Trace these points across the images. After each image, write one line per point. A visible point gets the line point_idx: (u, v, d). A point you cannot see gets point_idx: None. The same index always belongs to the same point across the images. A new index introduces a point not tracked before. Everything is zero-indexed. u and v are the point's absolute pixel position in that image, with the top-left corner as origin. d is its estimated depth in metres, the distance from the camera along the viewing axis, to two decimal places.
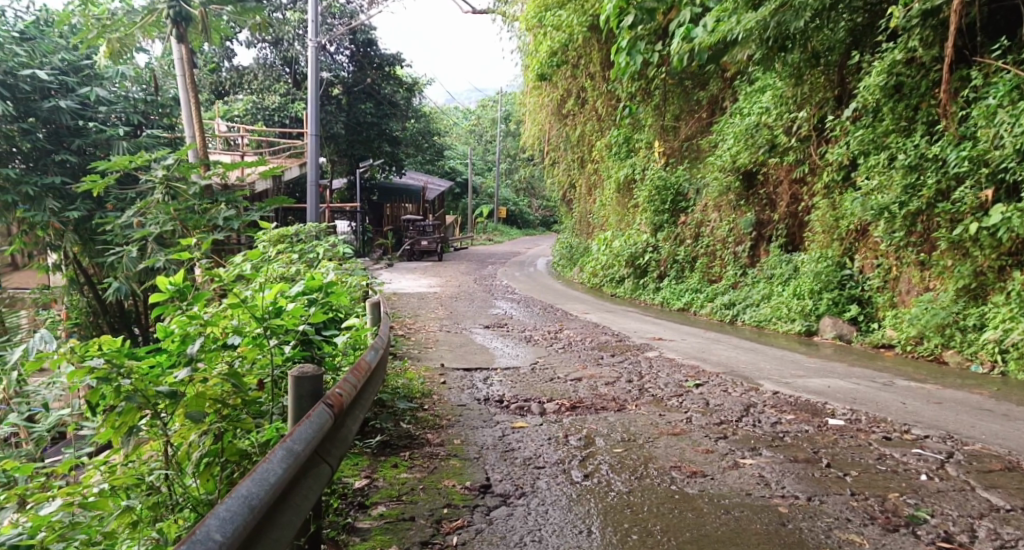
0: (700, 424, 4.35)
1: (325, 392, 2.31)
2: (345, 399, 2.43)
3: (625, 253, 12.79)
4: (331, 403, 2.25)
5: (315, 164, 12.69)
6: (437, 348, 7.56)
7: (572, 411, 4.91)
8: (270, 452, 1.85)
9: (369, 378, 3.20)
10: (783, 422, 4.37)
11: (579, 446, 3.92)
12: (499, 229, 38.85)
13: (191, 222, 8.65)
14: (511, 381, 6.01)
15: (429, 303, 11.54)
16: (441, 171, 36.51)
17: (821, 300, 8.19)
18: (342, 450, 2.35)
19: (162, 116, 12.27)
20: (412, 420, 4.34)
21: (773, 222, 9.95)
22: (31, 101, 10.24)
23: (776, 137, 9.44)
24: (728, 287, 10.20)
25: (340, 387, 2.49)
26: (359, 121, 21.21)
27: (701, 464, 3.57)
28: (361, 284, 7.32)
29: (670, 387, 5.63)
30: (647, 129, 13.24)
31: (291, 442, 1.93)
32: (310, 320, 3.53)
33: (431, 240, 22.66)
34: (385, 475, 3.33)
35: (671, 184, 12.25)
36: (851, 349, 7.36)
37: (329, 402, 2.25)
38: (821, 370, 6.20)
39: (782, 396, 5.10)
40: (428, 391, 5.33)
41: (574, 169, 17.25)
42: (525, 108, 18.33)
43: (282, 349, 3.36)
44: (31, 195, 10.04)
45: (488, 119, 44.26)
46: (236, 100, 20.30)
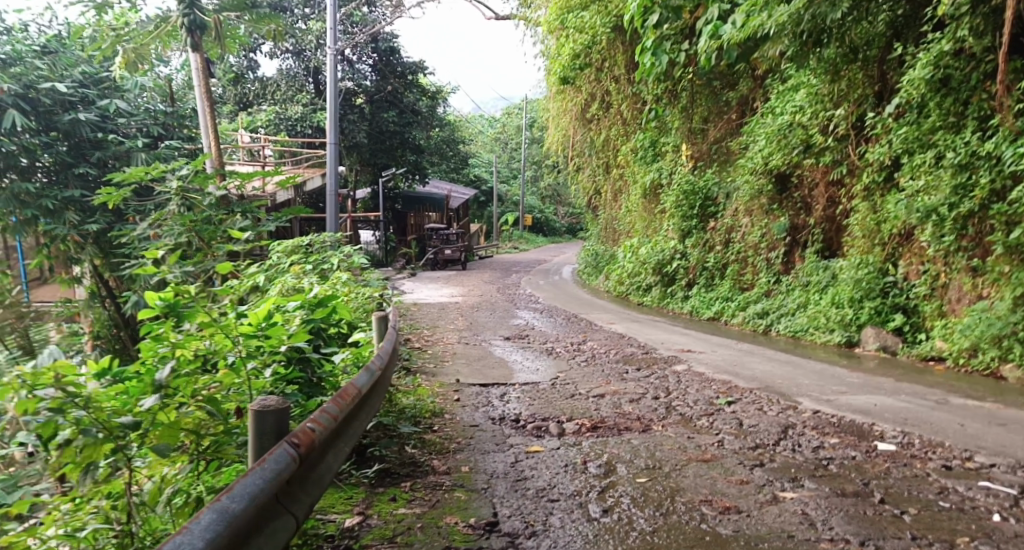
0: (733, 449, 3.94)
1: (292, 426, 1.94)
2: (320, 433, 2.06)
3: (652, 260, 12.38)
4: (298, 441, 1.88)
5: (334, 173, 12.46)
6: (454, 361, 7.23)
7: (593, 432, 4.53)
8: (198, 515, 1.48)
9: (361, 403, 2.83)
10: (826, 447, 3.94)
11: (599, 475, 3.54)
12: (525, 235, 38.55)
13: (207, 234, 8.38)
14: (529, 398, 5.65)
15: (450, 313, 11.23)
16: (465, 179, 36.37)
17: (862, 309, 7.71)
18: (313, 496, 1.97)
19: (183, 127, 12.16)
20: (417, 443, 4.01)
21: (808, 226, 9.49)
22: (53, 114, 10.21)
23: (811, 137, 8.95)
24: (761, 295, 9.74)
25: (317, 419, 2.12)
26: (382, 129, 21.09)
27: (734, 499, 3.17)
28: (374, 296, 7.02)
29: (700, 405, 5.21)
30: (674, 131, 12.83)
31: (231, 500, 1.55)
32: (295, 341, 3.19)
33: (455, 249, 22.42)
34: (380, 511, 2.99)
35: (699, 188, 11.82)
36: (896, 362, 6.87)
37: (295, 439, 1.88)
38: (864, 385, 5.73)
39: (824, 416, 4.66)
40: (439, 410, 5.00)
41: (599, 175, 16.86)
42: (548, 114, 18.00)
43: (262, 373, 3.02)
44: (52, 208, 9.98)
45: (514, 127, 44.17)
46: (261, 111, 20.32)
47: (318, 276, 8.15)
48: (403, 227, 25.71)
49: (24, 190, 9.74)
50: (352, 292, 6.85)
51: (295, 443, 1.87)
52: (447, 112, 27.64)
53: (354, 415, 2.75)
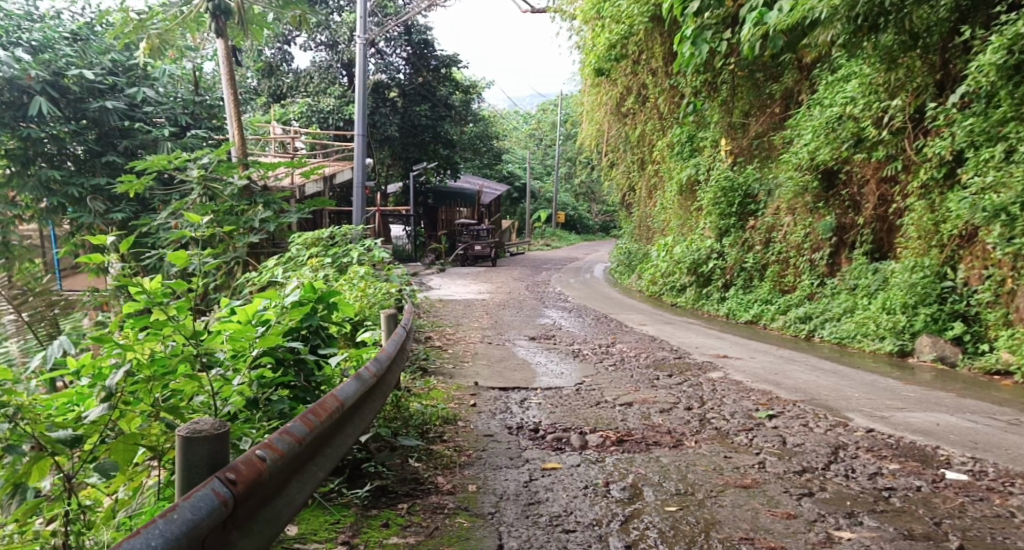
0: (777, 473, 3.47)
1: (231, 458, 1.57)
2: (272, 463, 1.68)
3: (686, 260, 11.87)
4: (235, 478, 1.51)
5: (362, 165, 12.07)
6: (474, 362, 6.84)
7: (619, 446, 4.11)
8: None
9: (342, 418, 2.46)
10: (885, 474, 3.45)
11: (622, 500, 3.12)
12: (558, 233, 37.99)
13: (228, 225, 8.17)
14: (550, 404, 5.24)
15: (475, 311, 10.85)
16: (498, 175, 35.97)
17: (916, 316, 7.14)
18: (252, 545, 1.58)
19: (212, 117, 11.98)
20: (422, 457, 3.62)
21: (856, 226, 8.90)
22: (81, 102, 10.07)
23: (863, 130, 8.35)
24: (803, 299, 9.18)
25: (272, 445, 1.74)
26: (413, 123, 20.81)
27: (781, 537, 2.71)
28: (393, 292, 6.66)
29: (737, 419, 4.74)
30: (713, 126, 12.27)
31: None
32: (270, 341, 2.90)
33: (485, 245, 21.99)
34: (367, 540, 2.61)
35: (738, 185, 11.29)
36: (954, 374, 6.30)
37: (230, 475, 1.50)
38: (922, 400, 5.18)
39: (880, 436, 4.16)
40: (451, 417, 4.62)
41: (634, 172, 16.35)
42: (582, 108, 17.46)
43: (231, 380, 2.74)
44: (78, 196, 9.83)
45: (548, 122, 43.74)
46: (293, 104, 20.20)
47: (336, 271, 7.84)
48: (434, 222, 25.38)
49: (51, 177, 9.63)
50: (370, 287, 6.53)
51: (229, 479, 1.49)
52: (481, 106, 27.29)
53: (334, 433, 2.38)
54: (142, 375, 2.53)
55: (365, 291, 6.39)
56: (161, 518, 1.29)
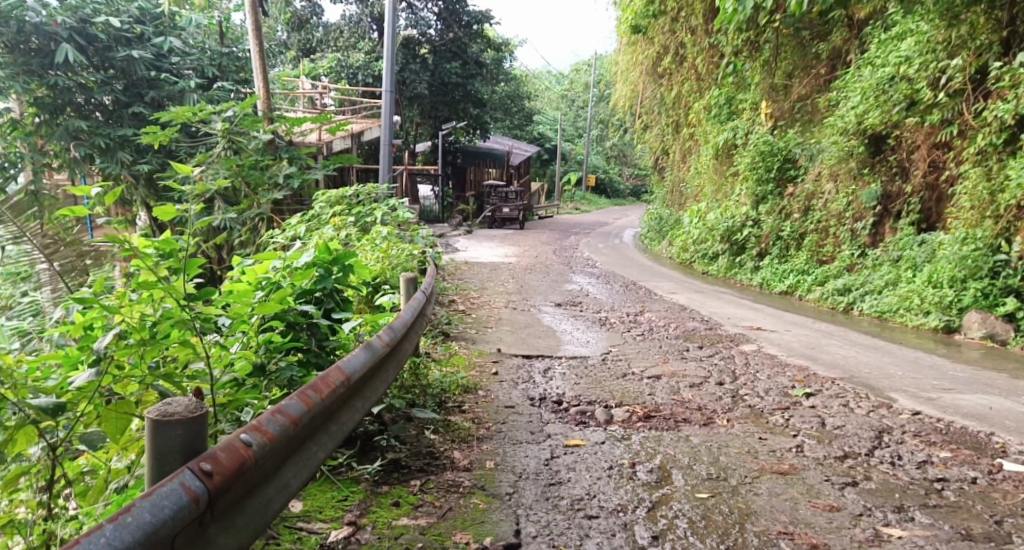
0: (815, 458, 3.24)
1: (209, 446, 1.38)
2: (259, 450, 1.49)
3: (720, 227, 11.51)
4: (212, 469, 1.32)
5: (388, 123, 11.76)
6: (498, 328, 6.66)
7: (645, 423, 3.90)
8: None
9: (349, 392, 2.28)
10: (936, 463, 3.19)
11: (649, 484, 2.92)
12: (588, 197, 37.43)
13: (252, 180, 8.00)
14: (575, 375, 5.05)
15: (501, 275, 10.64)
16: (528, 137, 35.43)
17: (965, 290, 6.80)
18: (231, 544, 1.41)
19: (240, 70, 11.77)
20: (439, 429, 3.45)
21: (903, 194, 8.47)
22: (108, 51, 9.89)
23: (917, 92, 7.84)
24: (842, 270, 8.81)
25: (261, 428, 1.55)
26: (444, 81, 20.40)
27: (824, 534, 2.49)
28: (416, 254, 6.46)
29: (772, 396, 4.49)
30: (753, 88, 11.76)
31: None
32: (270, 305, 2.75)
33: (514, 208, 21.66)
34: (376, 520, 2.44)
35: (778, 149, 10.84)
36: (1005, 353, 5.95)
37: (206, 466, 1.32)
38: (972, 381, 4.88)
39: (927, 420, 3.88)
40: (472, 385, 4.45)
41: (668, 135, 15.89)
42: (617, 67, 16.89)
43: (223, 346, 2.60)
44: (106, 147, 9.66)
45: (581, 84, 42.89)
46: (323, 58, 19.90)
47: (359, 230, 7.65)
48: (462, 183, 25.05)
49: (79, 127, 9.46)
50: (393, 249, 6.33)
51: (205, 471, 1.31)
52: (512, 65, 26.69)
53: (339, 409, 2.20)
54: (133, 339, 2.43)
55: (387, 253, 6.20)
56: (110, 522, 1.09)
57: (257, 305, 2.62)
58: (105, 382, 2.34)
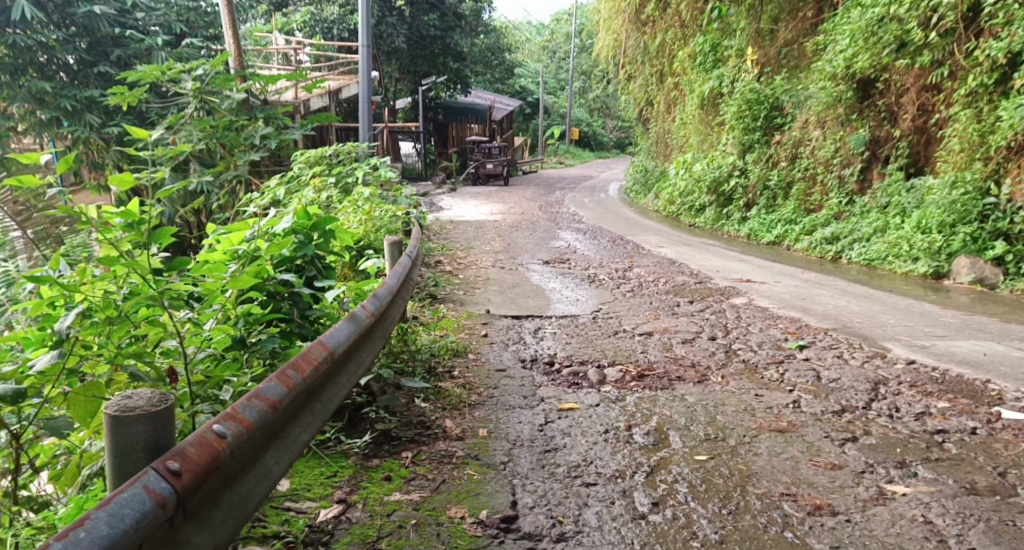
0: (813, 414, 3.18)
1: (176, 439, 1.25)
2: (235, 440, 1.36)
3: (707, 178, 11.39)
4: (179, 468, 1.19)
5: (365, 79, 11.40)
6: (485, 288, 6.55)
7: (639, 382, 3.84)
8: None
9: (333, 367, 2.13)
10: (935, 414, 3.14)
11: (646, 447, 2.85)
12: (571, 150, 37.05)
13: (227, 141, 7.72)
14: (566, 334, 4.97)
15: (486, 233, 10.49)
16: (510, 90, 34.81)
17: (955, 235, 6.75)
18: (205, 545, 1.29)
19: (209, 26, 11.31)
20: (430, 397, 3.36)
21: (892, 139, 8.36)
22: (67, 7, 9.42)
23: (907, 32, 7.66)
24: (830, 218, 8.75)
25: (236, 417, 1.40)
26: (422, 34, 19.84)
27: (827, 494, 2.43)
28: (399, 215, 6.29)
29: (766, 350, 4.44)
30: (739, 33, 11.50)
31: None
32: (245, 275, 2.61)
33: (497, 163, 21.35)
34: (367, 497, 2.36)
35: (765, 96, 10.65)
36: (995, 297, 5.93)
37: (173, 465, 1.19)
38: (964, 327, 4.85)
39: (922, 369, 3.84)
40: (461, 349, 4.35)
41: (653, 85, 15.61)
42: (599, 16, 16.47)
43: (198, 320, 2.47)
44: (72, 110, 9.28)
45: (562, 34, 42.06)
46: (295, 13, 19.26)
47: (340, 192, 7.44)
48: (444, 139, 24.62)
49: (42, 89, 9.06)
50: (375, 210, 6.14)
51: (172, 471, 1.18)
52: (491, 17, 26.00)
53: (321, 386, 2.06)
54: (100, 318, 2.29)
55: (370, 214, 6.02)
56: (59, 540, 0.97)
57: (227, 276, 2.49)
58: (72, 363, 2.21)
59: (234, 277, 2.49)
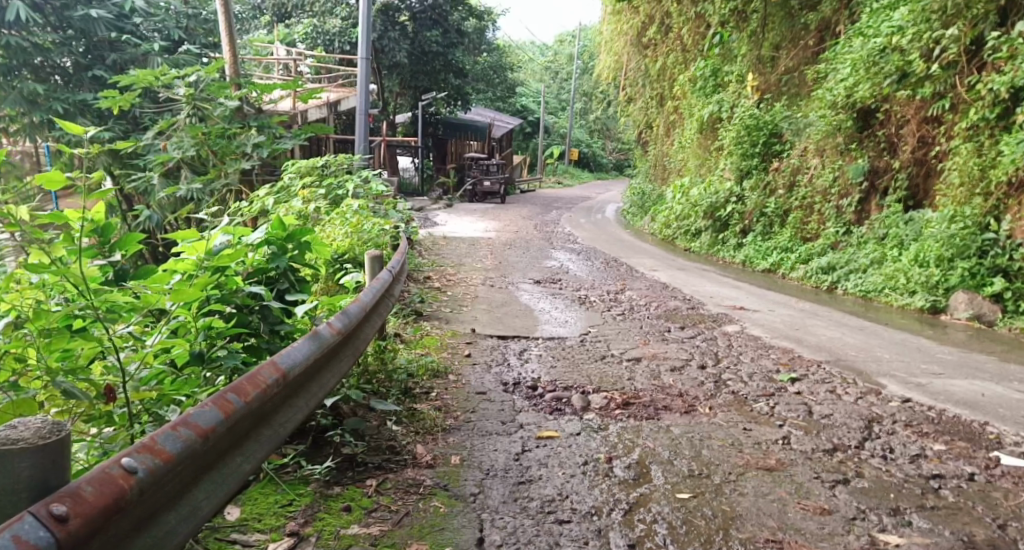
0: (803, 452, 3.03)
1: (72, 477, 1.11)
2: (149, 476, 1.22)
3: (703, 203, 11.30)
4: (67, 511, 1.05)
5: (363, 91, 11.31)
6: (473, 306, 6.41)
7: (624, 411, 3.69)
8: None
9: (287, 389, 1.98)
10: (930, 457, 3.00)
11: (627, 483, 2.70)
12: (571, 170, 37.08)
13: (218, 148, 7.58)
14: (552, 357, 4.82)
15: (479, 250, 10.35)
16: (511, 109, 34.90)
17: (952, 270, 6.64)
18: None
19: (209, 33, 11.22)
20: (402, 420, 3.21)
21: (890, 171, 8.29)
22: (65, 10, 9.33)
23: (909, 64, 7.62)
24: (826, 248, 8.65)
25: (154, 448, 1.26)
26: (424, 50, 19.84)
27: (815, 542, 2.28)
28: (388, 228, 6.13)
29: (757, 381, 4.29)
30: (740, 59, 11.48)
31: None
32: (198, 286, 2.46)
33: (495, 181, 21.27)
34: (322, 529, 2.20)
35: (764, 123, 10.59)
36: (992, 335, 5.80)
37: (60, 508, 1.05)
38: (961, 364, 4.71)
39: (918, 407, 3.69)
40: (441, 369, 4.20)
41: (653, 108, 15.58)
42: (602, 38, 16.52)
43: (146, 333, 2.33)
44: (64, 112, 9.15)
45: (565, 55, 42.41)
46: (299, 24, 19.29)
47: (330, 203, 7.31)
48: (443, 155, 24.57)
49: (34, 90, 8.95)
50: (364, 223, 5.98)
51: (58, 514, 1.04)
52: (494, 35, 26.09)
53: (273, 410, 1.91)
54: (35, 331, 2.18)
55: (358, 227, 5.89)
56: None
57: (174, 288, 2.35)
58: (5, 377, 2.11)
59: (182, 289, 2.35)
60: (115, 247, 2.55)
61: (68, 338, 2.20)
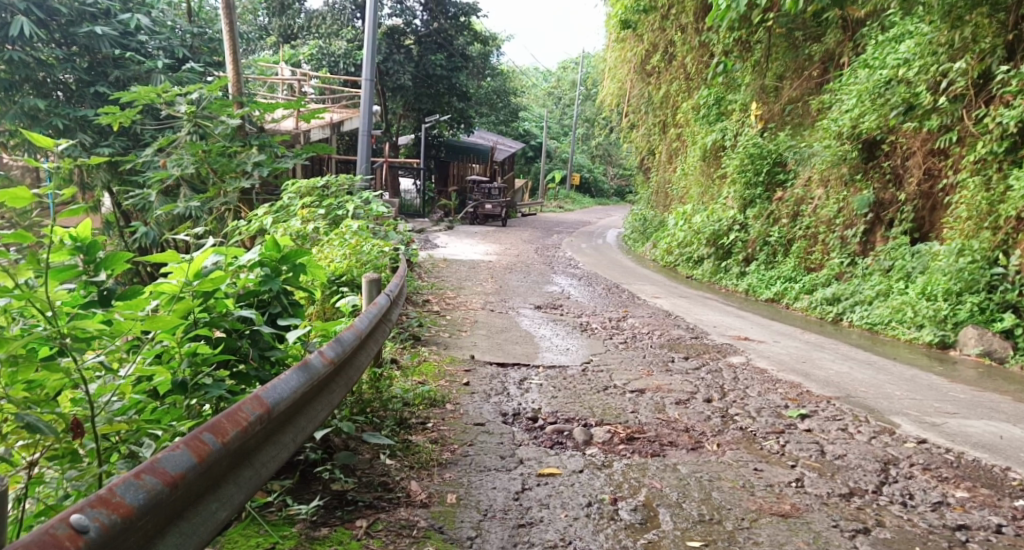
0: (818, 496, 2.87)
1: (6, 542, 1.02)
2: (98, 537, 1.13)
3: (706, 230, 11.20)
4: None
5: (366, 112, 11.25)
6: (472, 331, 6.26)
7: (628, 446, 3.53)
8: None
9: (275, 423, 1.87)
10: (953, 505, 2.84)
11: (633, 528, 2.55)
12: (571, 195, 37.20)
13: (218, 166, 7.47)
14: (553, 387, 4.66)
15: (479, 273, 10.23)
16: (513, 133, 35.03)
17: (961, 304, 6.51)
18: None
19: (213, 52, 11.22)
20: (396, 453, 3.05)
21: (896, 202, 8.20)
22: (70, 27, 9.30)
23: (916, 96, 7.59)
24: (831, 279, 8.53)
25: (111, 502, 1.18)
26: (428, 73, 19.91)
27: None
28: (388, 251, 5.98)
29: (765, 418, 4.12)
30: (743, 88, 11.51)
31: None
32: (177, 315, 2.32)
33: (496, 204, 21.21)
34: None
35: (768, 152, 10.53)
36: (1003, 372, 5.66)
37: None
38: (975, 404, 4.56)
39: (936, 449, 3.54)
40: (438, 398, 4.03)
41: (655, 135, 15.55)
42: (605, 64, 16.61)
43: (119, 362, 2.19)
44: (64, 128, 9.05)
45: (568, 81, 42.74)
46: (304, 45, 19.35)
47: (329, 223, 7.19)
48: (444, 177, 24.55)
49: (35, 106, 8.87)
50: (363, 244, 5.86)
51: None
52: (498, 61, 26.30)
53: (261, 446, 1.80)
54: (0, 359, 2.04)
55: (356, 249, 5.76)
56: None
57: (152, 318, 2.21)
58: None
59: (159, 319, 2.21)
60: (101, 265, 2.42)
61: (35, 366, 2.05)
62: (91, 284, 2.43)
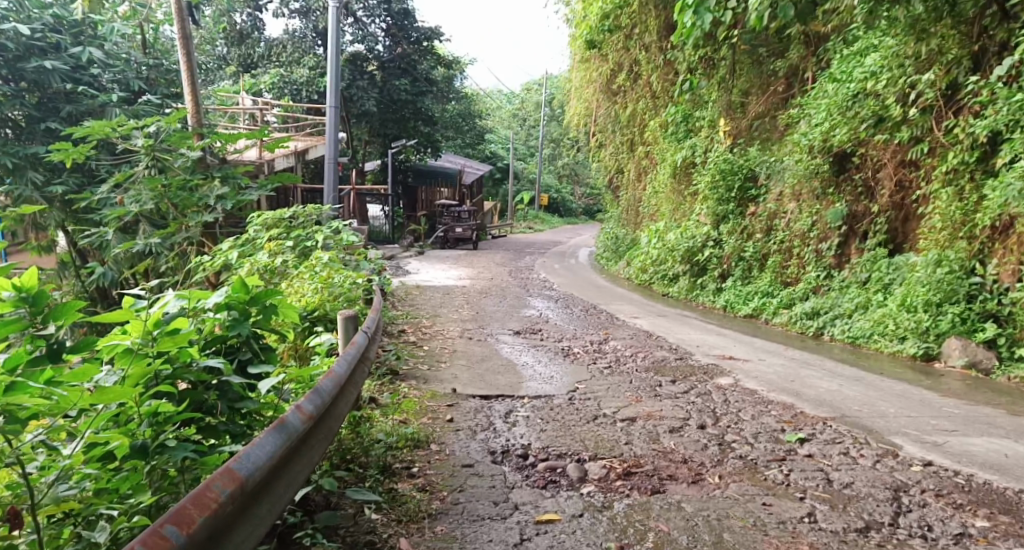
0: (835, 534, 2.71)
1: None
2: None
3: (680, 247, 11.14)
4: None
5: (331, 140, 10.99)
6: (451, 362, 6.01)
7: (625, 483, 3.33)
8: None
9: (253, 498, 1.68)
10: (975, 537, 2.69)
11: None
12: (540, 216, 37.19)
13: (178, 200, 7.15)
14: (540, 420, 4.44)
15: (454, 300, 10.00)
16: (480, 155, 34.95)
17: (943, 316, 6.46)
18: None
19: (171, 84, 10.90)
20: (382, 507, 2.83)
21: (870, 214, 8.20)
22: (18, 61, 8.92)
23: (885, 108, 7.65)
24: (808, 292, 8.48)
25: None
26: (392, 98, 19.71)
27: None
28: (360, 282, 5.72)
29: (764, 444, 3.96)
30: (711, 105, 11.60)
31: None
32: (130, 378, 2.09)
33: (466, 228, 21.00)
34: None
35: (739, 167, 10.53)
36: (991, 384, 5.60)
37: None
38: (972, 419, 4.46)
39: (945, 472, 3.40)
40: (421, 438, 3.79)
41: (623, 153, 15.54)
42: (571, 85, 16.65)
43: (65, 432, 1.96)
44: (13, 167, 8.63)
45: (532, 102, 42.98)
46: (265, 74, 19.02)
47: (297, 255, 6.92)
48: (413, 202, 24.31)
49: None
50: (334, 276, 5.61)
51: None
52: (462, 84, 26.28)
53: (238, 526, 1.61)
54: None
55: (327, 282, 5.50)
56: None
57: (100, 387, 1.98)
58: None
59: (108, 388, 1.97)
60: (50, 317, 2.18)
61: None
62: (39, 338, 2.18)
